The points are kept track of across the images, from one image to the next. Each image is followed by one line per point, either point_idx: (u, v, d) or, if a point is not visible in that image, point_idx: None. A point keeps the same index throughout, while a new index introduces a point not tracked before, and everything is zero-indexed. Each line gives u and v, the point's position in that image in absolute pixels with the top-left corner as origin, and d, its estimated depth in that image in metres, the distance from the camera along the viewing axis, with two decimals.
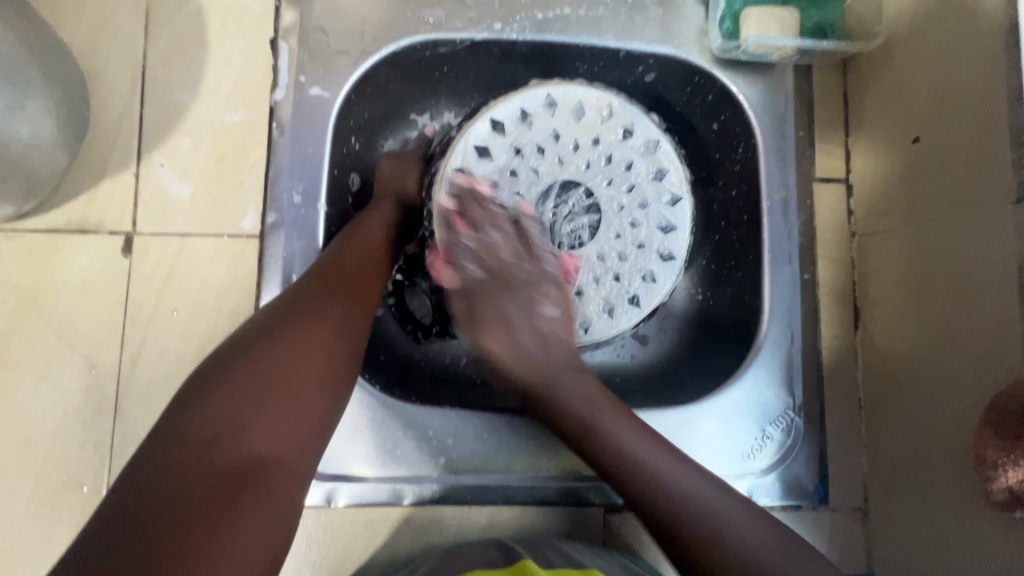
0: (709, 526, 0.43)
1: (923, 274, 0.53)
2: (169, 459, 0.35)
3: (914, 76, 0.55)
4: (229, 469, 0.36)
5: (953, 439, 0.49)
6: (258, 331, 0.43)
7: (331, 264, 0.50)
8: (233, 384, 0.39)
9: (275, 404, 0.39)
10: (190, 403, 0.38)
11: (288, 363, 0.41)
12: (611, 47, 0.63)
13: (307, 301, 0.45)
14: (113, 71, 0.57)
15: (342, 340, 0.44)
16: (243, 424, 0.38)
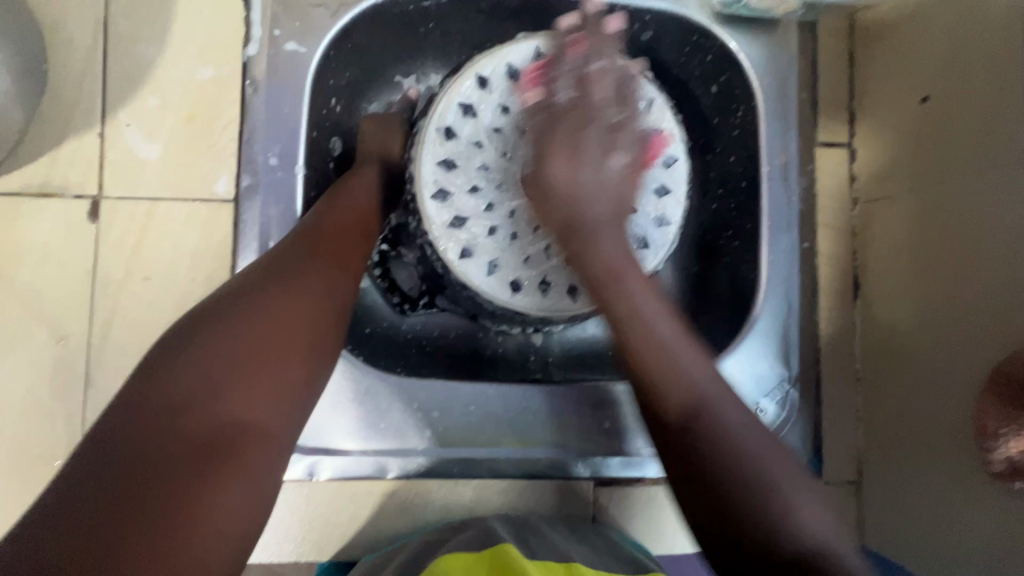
0: (765, 478, 0.35)
1: (928, 240, 0.51)
2: (135, 429, 0.33)
3: (925, 31, 0.52)
4: (198, 438, 0.34)
5: (953, 410, 0.47)
6: (230, 297, 0.40)
7: (310, 228, 0.47)
8: (204, 351, 0.37)
9: (248, 370, 0.37)
10: (156, 370, 0.36)
11: (262, 328, 0.38)
12: (606, 1, 0.59)
13: (284, 265, 0.43)
14: (72, 22, 0.53)
15: (322, 305, 0.42)
16: (215, 394, 0.35)
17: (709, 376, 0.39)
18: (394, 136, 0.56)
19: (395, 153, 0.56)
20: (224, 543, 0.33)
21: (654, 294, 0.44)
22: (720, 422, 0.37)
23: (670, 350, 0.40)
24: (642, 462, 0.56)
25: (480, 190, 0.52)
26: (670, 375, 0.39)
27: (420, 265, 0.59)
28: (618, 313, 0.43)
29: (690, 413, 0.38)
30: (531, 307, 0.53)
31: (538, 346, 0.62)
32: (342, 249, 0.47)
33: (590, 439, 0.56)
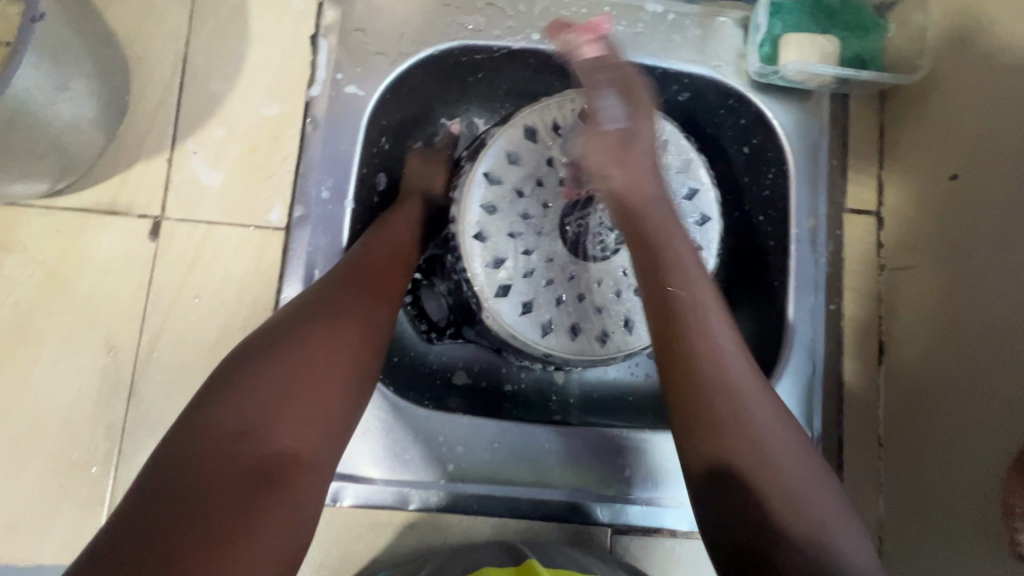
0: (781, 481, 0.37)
1: (954, 314, 0.52)
2: (199, 450, 0.35)
3: (954, 112, 0.54)
4: (254, 463, 0.36)
5: (978, 486, 0.47)
6: (286, 325, 0.43)
7: (361, 259, 0.49)
8: (262, 377, 0.39)
9: (302, 399, 0.39)
10: (217, 394, 0.38)
11: (317, 358, 0.40)
12: (648, 64, 0.62)
13: (336, 296, 0.45)
14: (154, 58, 0.58)
15: (369, 337, 0.44)
16: (271, 418, 0.37)
17: (775, 422, 0.39)
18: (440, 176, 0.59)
19: (439, 191, 0.58)
20: (272, 564, 0.34)
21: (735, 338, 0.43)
22: (761, 430, 0.38)
23: (724, 404, 0.39)
24: (660, 510, 0.57)
25: (518, 235, 0.55)
26: (719, 398, 0.39)
27: (450, 295, 0.61)
28: (698, 350, 0.41)
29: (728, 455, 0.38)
30: (560, 349, 0.55)
31: (559, 386, 0.65)
32: (390, 282, 0.49)
33: (610, 485, 0.57)
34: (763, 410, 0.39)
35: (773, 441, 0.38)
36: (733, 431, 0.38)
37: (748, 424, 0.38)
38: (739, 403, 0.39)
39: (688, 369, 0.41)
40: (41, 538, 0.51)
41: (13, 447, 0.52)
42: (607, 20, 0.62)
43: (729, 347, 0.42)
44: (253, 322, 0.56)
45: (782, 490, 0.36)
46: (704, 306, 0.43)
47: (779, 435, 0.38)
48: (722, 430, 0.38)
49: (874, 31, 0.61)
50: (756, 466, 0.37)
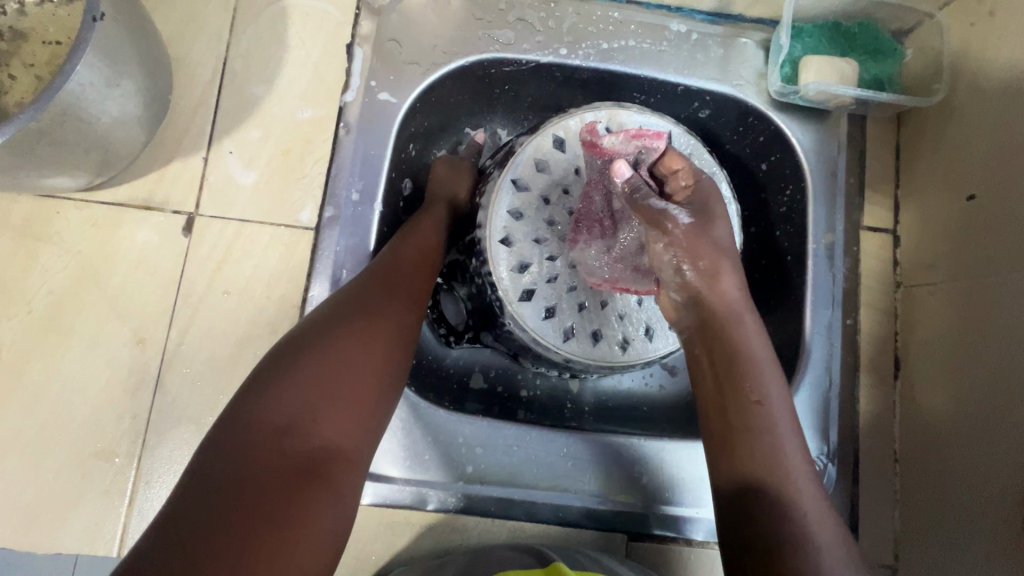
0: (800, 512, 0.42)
1: (972, 331, 0.53)
2: (247, 445, 0.36)
3: (971, 135, 0.56)
4: (297, 457, 0.37)
5: (999, 504, 0.47)
6: (322, 325, 0.44)
7: (391, 261, 0.51)
8: (305, 374, 0.40)
9: (340, 396, 0.40)
10: (259, 391, 0.39)
11: (352, 357, 0.42)
12: (670, 81, 0.65)
13: (369, 298, 0.46)
14: (196, 61, 0.60)
15: (401, 338, 0.45)
16: (314, 414, 0.38)
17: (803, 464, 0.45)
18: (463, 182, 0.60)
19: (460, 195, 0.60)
20: (316, 556, 0.35)
21: (787, 402, 0.47)
22: (789, 471, 0.44)
23: (765, 460, 0.44)
24: (676, 518, 0.57)
25: (543, 241, 0.56)
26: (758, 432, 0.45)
27: (470, 300, 0.61)
28: (744, 408, 0.46)
29: (759, 503, 0.43)
30: (581, 354, 0.56)
31: (574, 394, 0.66)
32: (420, 285, 0.50)
33: (627, 492, 0.57)
34: (798, 470, 0.44)
35: (803, 500, 0.43)
36: (769, 485, 0.43)
37: (781, 479, 0.43)
38: (774, 439, 0.45)
39: (734, 425, 0.46)
40: (62, 528, 0.52)
41: (39, 435, 0.53)
42: (632, 38, 0.64)
43: (776, 408, 0.46)
44: (280, 319, 0.57)
45: (807, 543, 0.41)
46: (752, 368, 0.47)
47: (809, 495, 0.43)
48: (760, 484, 0.44)
49: (891, 56, 0.63)
50: (783, 518, 0.42)
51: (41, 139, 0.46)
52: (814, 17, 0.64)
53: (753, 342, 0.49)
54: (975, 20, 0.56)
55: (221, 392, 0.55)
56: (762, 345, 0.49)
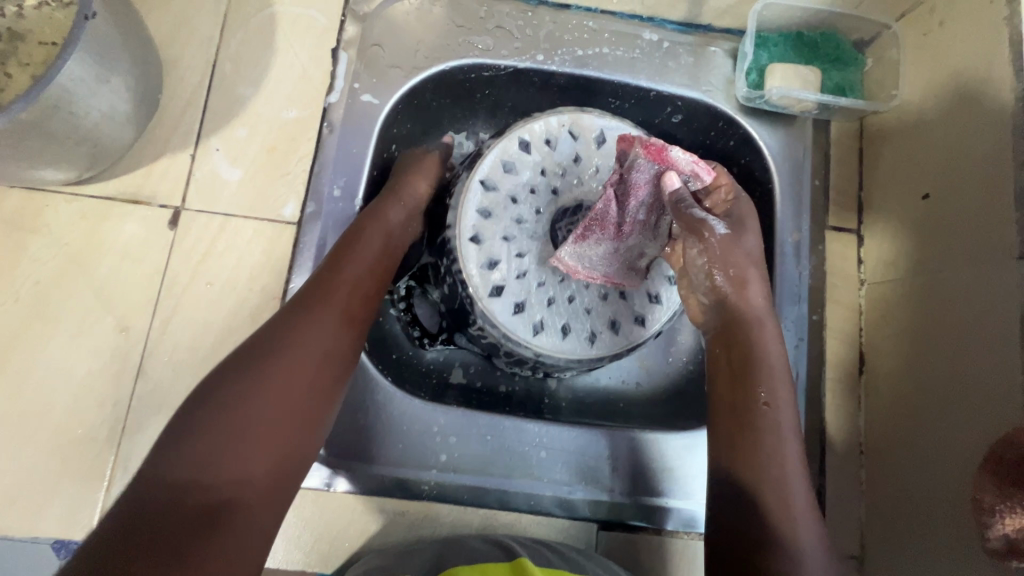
0: (788, 506, 0.47)
1: (928, 324, 0.55)
2: (163, 484, 0.39)
3: (925, 138, 0.58)
4: (207, 496, 0.40)
5: (954, 489, 0.49)
6: (242, 364, 0.45)
7: (321, 285, 0.50)
8: (222, 411, 0.42)
9: (255, 443, 0.42)
10: (175, 440, 0.41)
11: (268, 406, 0.43)
12: (643, 86, 0.67)
13: (292, 331, 0.47)
14: (186, 62, 0.62)
15: (321, 373, 0.47)
16: (229, 449, 0.41)
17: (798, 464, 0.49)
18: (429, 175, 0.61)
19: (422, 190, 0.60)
20: None
21: (792, 406, 0.52)
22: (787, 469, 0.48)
23: (768, 459, 0.48)
24: (646, 508, 0.58)
25: (511, 238, 0.58)
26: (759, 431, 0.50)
27: (441, 303, 0.62)
28: (753, 410, 0.50)
29: (755, 501, 0.47)
30: (551, 348, 0.57)
31: (550, 390, 0.67)
32: (350, 310, 0.50)
33: (598, 481, 0.58)
34: (796, 472, 0.48)
35: (795, 500, 0.47)
36: (767, 484, 0.47)
37: (781, 479, 0.48)
38: (775, 441, 0.49)
39: (742, 425, 0.50)
40: (40, 512, 0.53)
41: (21, 421, 0.54)
42: (606, 45, 0.67)
43: (785, 412, 0.51)
44: (262, 309, 0.58)
45: (794, 539, 0.45)
46: (766, 374, 0.52)
47: (802, 495, 0.48)
48: (758, 482, 0.48)
49: (853, 65, 0.66)
50: (776, 512, 0.46)
51: (32, 131, 0.48)
52: (778, 27, 0.67)
53: (770, 351, 0.53)
54: (927, 30, 0.59)
55: (201, 381, 0.56)
56: (776, 353, 0.53)
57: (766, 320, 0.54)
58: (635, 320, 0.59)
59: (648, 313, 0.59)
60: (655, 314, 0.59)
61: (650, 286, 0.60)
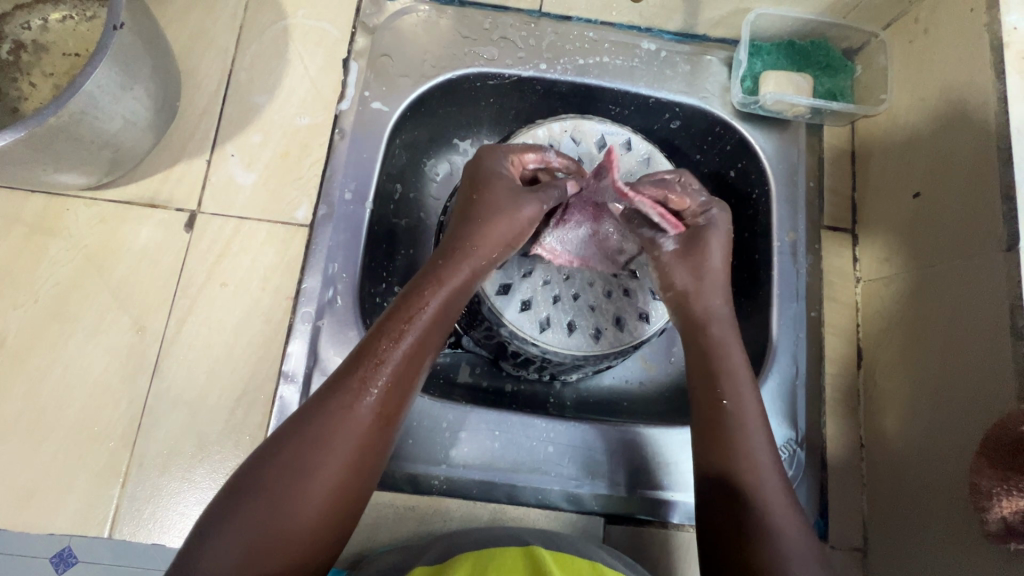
0: (766, 501, 0.47)
1: (922, 317, 0.56)
2: (234, 522, 0.41)
3: (914, 138, 0.60)
4: (276, 539, 0.41)
5: (951, 477, 0.50)
6: (285, 446, 0.43)
7: (368, 359, 0.46)
8: (291, 453, 0.43)
9: (292, 537, 0.41)
10: (219, 521, 0.41)
11: (307, 498, 0.42)
12: (642, 93, 0.70)
13: (335, 417, 0.44)
14: (203, 72, 0.65)
15: (361, 461, 0.44)
16: (296, 493, 0.42)
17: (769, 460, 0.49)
18: (501, 213, 0.52)
19: (508, 230, 0.52)
20: None
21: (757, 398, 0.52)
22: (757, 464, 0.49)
23: (739, 455, 0.49)
24: (651, 501, 0.59)
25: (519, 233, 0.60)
26: (727, 426, 0.50)
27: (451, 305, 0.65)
28: (720, 404, 0.51)
29: (733, 497, 0.48)
30: (557, 344, 0.59)
31: (555, 391, 0.69)
32: (396, 391, 0.47)
33: (605, 475, 0.59)
34: (767, 464, 0.49)
35: (767, 492, 0.48)
36: (739, 479, 0.48)
37: (751, 472, 0.48)
38: (744, 438, 0.50)
39: (711, 422, 0.51)
40: (58, 508, 0.53)
41: (40, 419, 0.55)
42: (606, 55, 0.70)
43: (748, 401, 0.51)
44: (275, 309, 0.60)
45: (772, 533, 0.46)
46: (727, 366, 0.53)
47: (774, 484, 0.48)
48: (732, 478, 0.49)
49: (843, 71, 0.69)
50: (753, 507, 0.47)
51: (59, 136, 0.50)
52: (771, 36, 0.70)
53: (726, 339, 0.54)
54: (913, 37, 0.62)
55: (215, 379, 0.57)
56: (732, 339, 0.54)
57: (721, 314, 0.55)
58: (639, 316, 0.61)
59: (651, 309, 0.61)
60: (658, 310, 0.61)
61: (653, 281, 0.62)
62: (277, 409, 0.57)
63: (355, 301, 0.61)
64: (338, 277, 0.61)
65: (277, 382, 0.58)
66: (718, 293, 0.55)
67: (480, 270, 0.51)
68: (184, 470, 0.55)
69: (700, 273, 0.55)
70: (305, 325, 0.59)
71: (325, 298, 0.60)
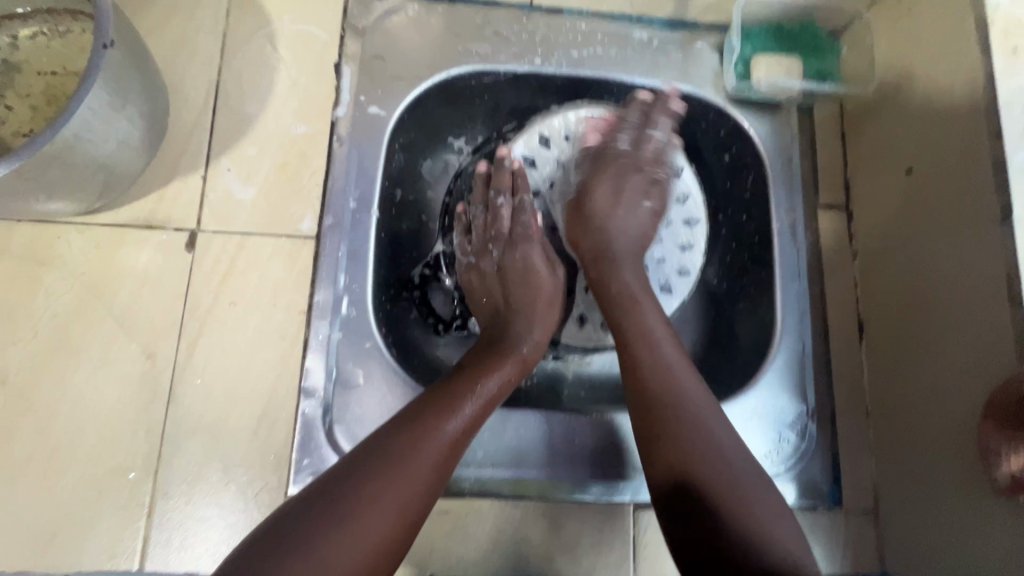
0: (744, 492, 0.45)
1: (921, 289, 0.59)
2: (305, 523, 0.39)
3: (904, 116, 0.62)
4: (338, 547, 0.39)
5: (957, 439, 0.53)
6: (355, 472, 0.42)
7: (455, 389, 0.49)
8: (378, 463, 0.43)
9: (337, 570, 0.38)
10: (294, 518, 0.40)
11: (373, 518, 0.40)
12: (637, 83, 0.70)
13: (420, 435, 0.45)
14: (190, 84, 0.62)
15: (418, 503, 0.43)
16: (371, 503, 0.41)
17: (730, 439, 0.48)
18: (554, 308, 0.59)
19: (554, 321, 0.58)
20: None
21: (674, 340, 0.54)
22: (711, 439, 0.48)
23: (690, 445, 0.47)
24: None
25: (547, 216, 0.66)
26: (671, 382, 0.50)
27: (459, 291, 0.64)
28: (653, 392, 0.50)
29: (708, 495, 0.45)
30: (569, 334, 0.64)
31: (568, 381, 0.65)
32: (473, 428, 0.49)
33: (629, 463, 0.61)
34: (733, 453, 0.47)
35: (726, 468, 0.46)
36: (701, 474, 0.46)
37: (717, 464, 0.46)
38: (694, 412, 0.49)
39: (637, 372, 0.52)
40: (85, 543, 0.52)
41: (54, 456, 0.53)
42: (600, 46, 0.70)
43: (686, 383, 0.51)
44: (288, 325, 0.59)
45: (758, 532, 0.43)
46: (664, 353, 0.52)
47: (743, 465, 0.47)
48: (697, 483, 0.46)
49: (830, 53, 0.71)
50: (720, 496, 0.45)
51: (52, 162, 0.47)
52: (760, 19, 0.71)
53: (670, 359, 0.52)
54: (898, 17, 0.63)
55: (234, 400, 0.56)
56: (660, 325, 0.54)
57: (620, 241, 0.60)
58: None
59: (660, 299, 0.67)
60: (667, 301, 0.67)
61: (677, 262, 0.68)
62: (301, 425, 0.57)
63: (369, 311, 0.61)
64: (349, 289, 0.60)
65: (298, 398, 0.57)
66: (623, 228, 0.60)
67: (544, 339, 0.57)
68: (211, 494, 0.55)
69: (620, 204, 0.61)
70: (321, 338, 0.59)
71: (338, 310, 0.60)
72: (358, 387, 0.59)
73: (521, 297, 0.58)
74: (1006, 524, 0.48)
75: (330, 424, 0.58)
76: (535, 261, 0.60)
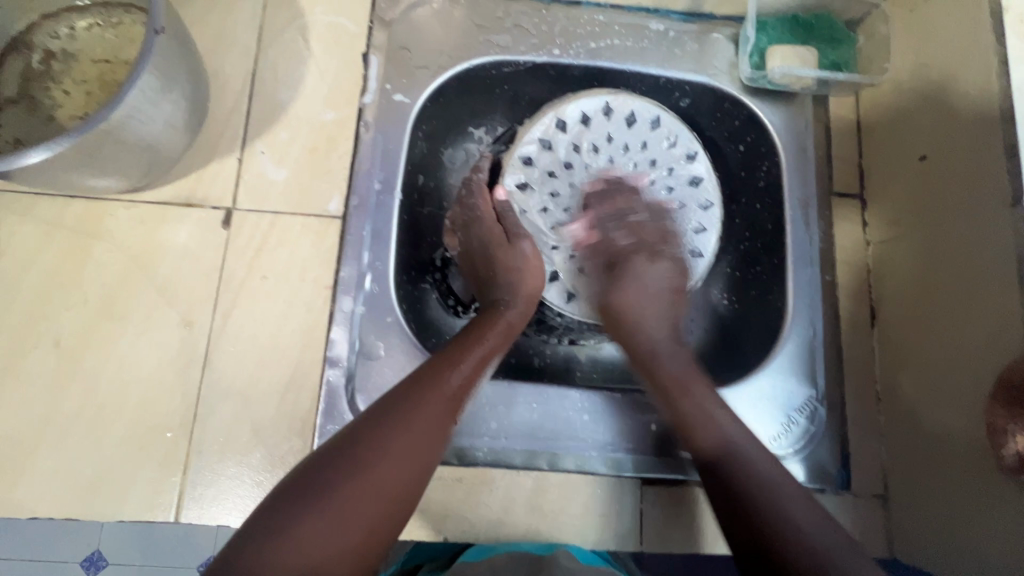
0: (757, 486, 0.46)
1: (933, 274, 0.59)
2: (324, 473, 0.42)
3: (918, 104, 0.63)
4: (354, 493, 0.41)
5: (965, 422, 0.53)
6: (365, 428, 0.45)
7: (456, 347, 0.52)
8: (387, 415, 0.45)
9: (354, 512, 0.41)
10: (313, 469, 0.43)
11: (385, 467, 0.43)
12: (652, 73, 0.72)
13: (425, 390, 0.47)
14: (228, 72, 0.66)
15: (422, 455, 0.45)
16: (383, 453, 0.43)
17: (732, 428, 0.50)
18: (530, 276, 0.59)
19: (537, 288, 0.59)
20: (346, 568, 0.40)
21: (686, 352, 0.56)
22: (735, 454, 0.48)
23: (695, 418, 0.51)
24: (683, 462, 0.62)
25: (557, 197, 0.65)
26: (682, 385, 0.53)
27: None
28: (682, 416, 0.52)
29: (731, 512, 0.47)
30: (581, 313, 0.64)
31: (581, 360, 0.67)
32: (474, 384, 0.51)
33: (638, 438, 0.63)
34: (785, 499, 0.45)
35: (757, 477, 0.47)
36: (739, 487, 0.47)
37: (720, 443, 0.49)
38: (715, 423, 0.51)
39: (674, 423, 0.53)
40: (126, 495, 0.57)
41: (100, 413, 0.58)
42: (617, 37, 0.72)
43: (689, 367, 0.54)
44: (314, 299, 0.62)
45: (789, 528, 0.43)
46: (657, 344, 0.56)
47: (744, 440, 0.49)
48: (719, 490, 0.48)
49: (847, 43, 0.72)
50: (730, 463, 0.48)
51: (105, 140, 0.52)
52: (775, 12, 0.72)
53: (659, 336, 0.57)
54: (913, 6, 0.64)
55: (263, 369, 0.60)
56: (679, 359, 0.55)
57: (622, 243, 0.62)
58: None
59: None
60: None
61: (690, 244, 0.66)
62: (325, 392, 0.60)
63: (389, 288, 0.64)
64: (372, 266, 0.64)
65: (323, 367, 0.61)
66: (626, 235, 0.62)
67: (528, 308, 0.58)
68: (241, 455, 0.58)
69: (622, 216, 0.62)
70: (345, 311, 0.62)
71: (362, 286, 0.63)
72: (378, 358, 0.62)
73: (488, 273, 0.60)
74: (1012, 505, 0.48)
75: (352, 392, 0.61)
76: (490, 237, 0.61)
